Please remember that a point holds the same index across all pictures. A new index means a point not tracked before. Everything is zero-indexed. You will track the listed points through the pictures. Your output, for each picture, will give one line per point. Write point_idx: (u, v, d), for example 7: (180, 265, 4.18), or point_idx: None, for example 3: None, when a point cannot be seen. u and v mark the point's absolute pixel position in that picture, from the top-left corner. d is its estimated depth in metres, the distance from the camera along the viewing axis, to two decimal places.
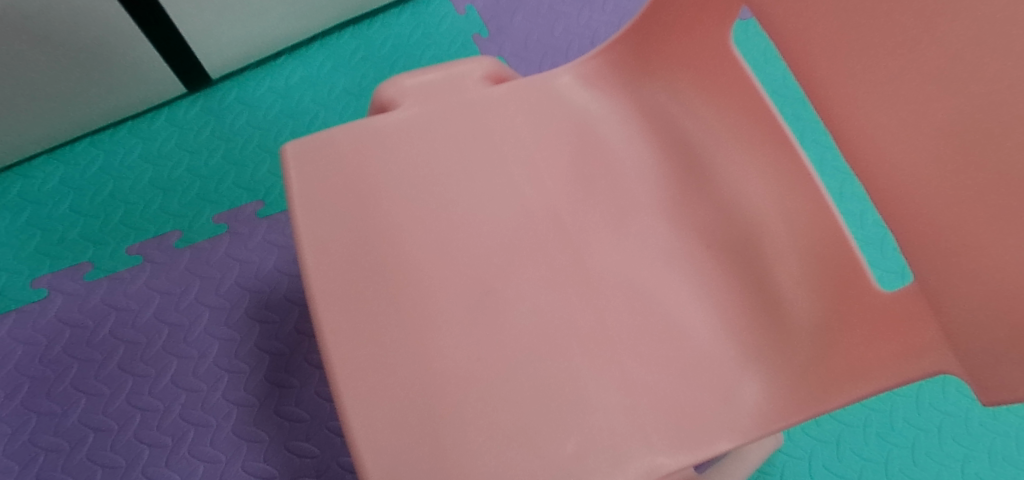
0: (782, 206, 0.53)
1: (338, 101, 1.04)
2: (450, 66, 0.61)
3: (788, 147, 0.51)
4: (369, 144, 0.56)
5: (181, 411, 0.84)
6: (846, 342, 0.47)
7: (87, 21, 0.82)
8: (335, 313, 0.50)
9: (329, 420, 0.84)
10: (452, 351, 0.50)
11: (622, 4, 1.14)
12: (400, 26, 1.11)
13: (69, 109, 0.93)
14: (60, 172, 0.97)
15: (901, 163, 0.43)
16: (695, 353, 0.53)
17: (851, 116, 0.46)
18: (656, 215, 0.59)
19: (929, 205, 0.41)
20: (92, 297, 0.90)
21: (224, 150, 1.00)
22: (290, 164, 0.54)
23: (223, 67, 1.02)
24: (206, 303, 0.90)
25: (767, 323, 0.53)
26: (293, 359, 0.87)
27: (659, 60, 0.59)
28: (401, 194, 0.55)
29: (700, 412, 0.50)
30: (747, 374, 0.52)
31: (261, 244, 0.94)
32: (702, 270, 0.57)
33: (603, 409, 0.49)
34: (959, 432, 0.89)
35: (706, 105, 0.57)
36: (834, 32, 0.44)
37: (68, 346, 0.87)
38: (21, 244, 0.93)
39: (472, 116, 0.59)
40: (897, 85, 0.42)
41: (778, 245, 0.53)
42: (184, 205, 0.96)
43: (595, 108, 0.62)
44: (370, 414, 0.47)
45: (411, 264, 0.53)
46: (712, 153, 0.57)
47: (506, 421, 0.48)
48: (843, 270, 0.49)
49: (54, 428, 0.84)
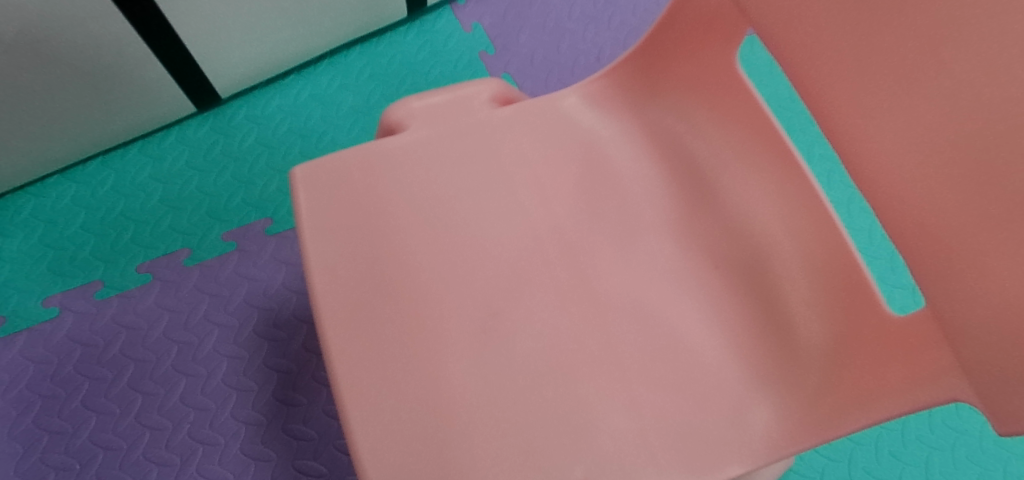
0: (791, 227, 0.53)
1: (346, 119, 1.05)
2: (456, 88, 0.62)
3: (796, 168, 0.51)
4: (378, 166, 0.57)
5: (189, 429, 0.85)
6: (858, 366, 0.47)
7: (99, 42, 0.83)
8: (344, 337, 0.50)
9: (336, 439, 0.84)
10: (460, 373, 0.50)
11: (628, 21, 1.15)
12: (407, 44, 1.12)
13: (82, 130, 0.94)
14: (72, 191, 0.98)
15: (910, 184, 0.43)
16: (705, 376, 0.53)
17: (858, 137, 0.46)
18: (663, 235, 0.59)
19: (939, 228, 0.41)
20: (102, 316, 0.91)
21: (234, 168, 1.01)
22: (299, 187, 0.55)
23: (233, 86, 1.03)
24: (215, 321, 0.91)
25: (777, 345, 0.53)
26: (301, 377, 0.87)
27: (665, 81, 0.59)
28: (408, 216, 0.55)
29: (712, 436, 0.49)
30: (758, 397, 0.51)
31: (270, 262, 0.94)
32: (711, 292, 0.56)
33: (612, 433, 0.49)
34: (974, 450, 0.87)
35: (713, 126, 0.57)
36: (841, 57, 0.44)
37: (79, 365, 0.88)
38: (33, 263, 0.94)
39: (479, 138, 0.59)
40: (905, 109, 0.41)
41: (787, 266, 0.53)
42: (194, 223, 0.97)
43: (602, 128, 0.62)
44: (377, 439, 0.46)
45: (419, 286, 0.53)
46: (719, 173, 0.57)
47: (513, 445, 0.48)
48: (852, 292, 0.48)
49: (64, 447, 0.84)
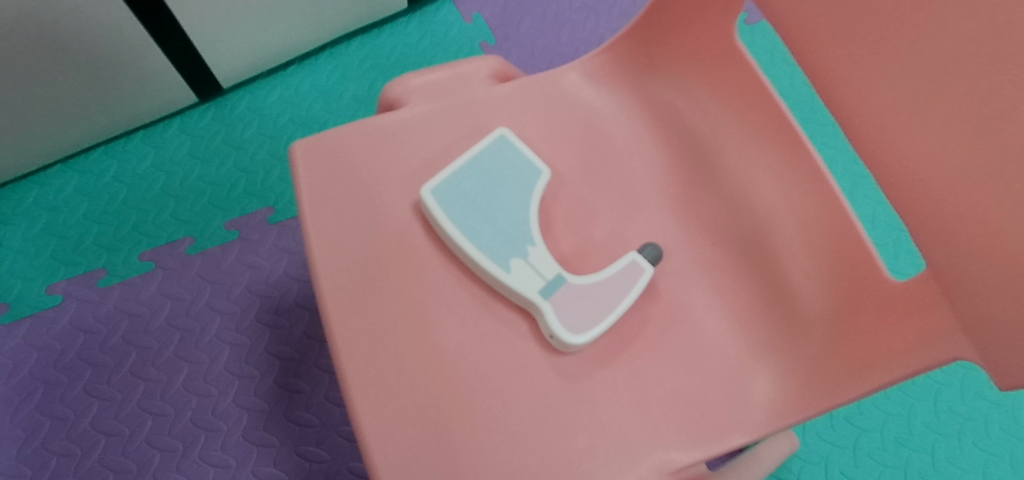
0: (792, 200, 0.52)
1: (347, 109, 1.06)
2: (455, 66, 0.62)
3: (796, 141, 0.51)
4: (377, 140, 0.55)
5: (192, 416, 0.86)
6: (857, 335, 0.47)
7: (102, 31, 0.82)
8: (345, 309, 0.49)
9: (339, 425, 0.86)
10: (459, 345, 0.50)
11: (628, 12, 1.15)
12: (408, 35, 1.12)
13: (83, 118, 0.94)
14: (75, 180, 0.98)
15: (907, 148, 0.42)
16: (705, 348, 0.53)
17: (855, 103, 0.45)
18: (662, 211, 0.59)
19: (937, 191, 0.41)
20: (105, 303, 0.91)
21: (235, 158, 1.01)
22: (298, 163, 0.53)
23: (233, 76, 1.02)
24: (217, 309, 0.92)
25: (779, 317, 0.53)
26: (303, 364, 0.89)
27: (664, 57, 0.59)
28: (403, 192, 0.54)
29: (709, 407, 0.50)
30: (758, 369, 0.52)
31: (272, 250, 0.95)
32: (710, 266, 0.56)
33: (612, 405, 0.50)
34: (980, 435, 0.87)
35: (715, 101, 0.57)
36: (840, 23, 0.44)
37: (82, 352, 0.89)
38: (36, 252, 0.94)
39: (478, 115, 0.59)
40: (905, 74, 0.41)
41: (788, 238, 0.53)
42: (195, 211, 0.97)
43: (600, 104, 0.62)
44: (378, 411, 0.46)
45: (419, 261, 0.52)
46: (720, 147, 0.57)
47: (512, 416, 0.48)
48: (850, 261, 0.48)
49: (67, 432, 0.85)
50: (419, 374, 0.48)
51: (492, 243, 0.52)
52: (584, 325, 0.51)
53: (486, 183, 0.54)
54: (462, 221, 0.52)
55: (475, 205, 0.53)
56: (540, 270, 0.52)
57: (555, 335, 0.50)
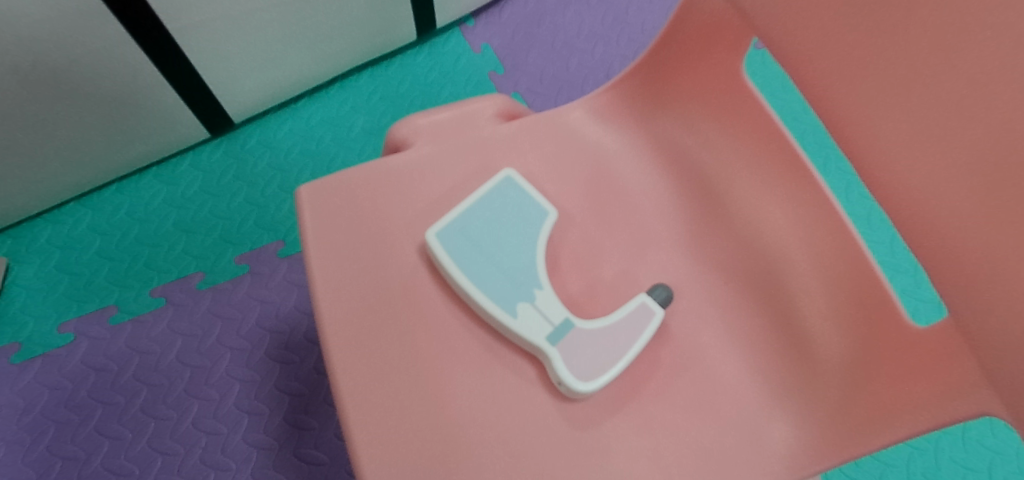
0: (806, 239, 0.51)
1: (357, 141, 1.06)
2: (460, 105, 0.62)
3: (810, 180, 0.50)
4: (383, 184, 0.55)
5: (201, 454, 0.85)
6: (881, 383, 0.45)
7: (113, 69, 0.84)
8: (348, 359, 0.48)
9: (347, 463, 0.85)
10: (466, 393, 0.49)
11: (637, 38, 1.15)
12: (417, 66, 1.13)
13: (99, 157, 0.95)
14: (88, 218, 0.99)
15: (922, 189, 0.41)
16: (722, 392, 0.51)
17: (867, 143, 0.44)
18: (672, 250, 0.58)
19: (954, 234, 0.40)
20: (117, 340, 0.92)
21: (246, 192, 1.02)
22: (303, 207, 0.53)
23: (245, 112, 1.03)
24: (228, 345, 0.92)
25: (796, 361, 0.51)
26: (313, 399, 0.88)
27: (672, 93, 0.58)
28: (410, 235, 0.54)
29: (727, 458, 0.48)
30: (776, 414, 0.50)
31: (282, 284, 0.96)
32: (723, 307, 0.55)
33: (627, 454, 0.48)
34: (1011, 471, 0.83)
35: (722, 138, 0.56)
36: (850, 65, 0.43)
37: (93, 390, 0.89)
38: (49, 290, 0.95)
39: (485, 153, 0.59)
40: (915, 118, 0.40)
41: (802, 279, 0.51)
42: (206, 246, 0.98)
43: (607, 142, 0.62)
44: (384, 466, 0.45)
45: (426, 308, 0.52)
46: (730, 184, 0.56)
47: (520, 467, 0.47)
48: (869, 304, 0.47)
49: (77, 473, 0.84)
50: (424, 423, 0.47)
51: (499, 286, 0.51)
52: (592, 372, 0.49)
53: (492, 227, 0.53)
54: (466, 265, 0.51)
55: (481, 249, 0.52)
56: (547, 314, 0.51)
57: (563, 382, 0.49)
